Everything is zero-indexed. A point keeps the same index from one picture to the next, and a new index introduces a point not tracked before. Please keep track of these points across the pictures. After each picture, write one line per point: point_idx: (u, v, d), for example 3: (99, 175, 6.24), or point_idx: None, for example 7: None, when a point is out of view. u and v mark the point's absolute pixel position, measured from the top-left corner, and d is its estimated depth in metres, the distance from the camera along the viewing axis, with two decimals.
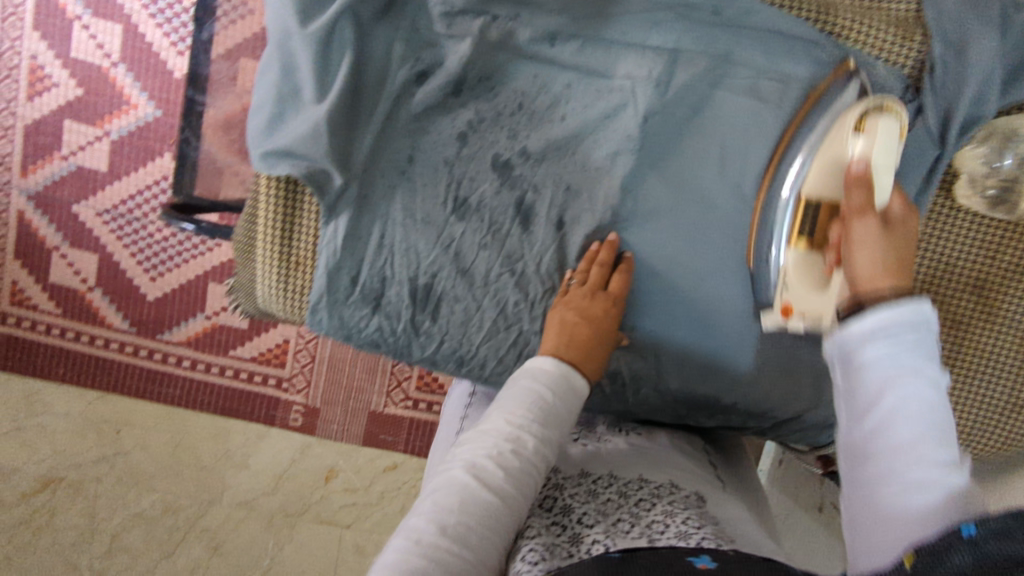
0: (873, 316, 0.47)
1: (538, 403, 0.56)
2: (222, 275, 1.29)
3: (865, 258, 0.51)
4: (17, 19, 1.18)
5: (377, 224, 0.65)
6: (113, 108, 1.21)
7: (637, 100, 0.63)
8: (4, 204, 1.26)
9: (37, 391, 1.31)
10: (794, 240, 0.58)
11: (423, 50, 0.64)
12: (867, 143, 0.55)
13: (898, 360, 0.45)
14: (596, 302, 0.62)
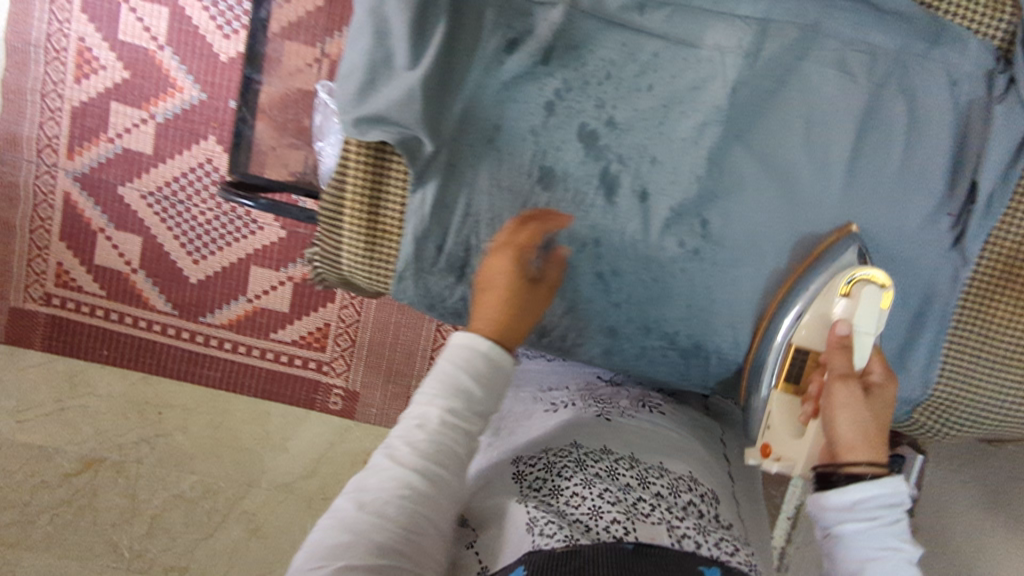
0: (850, 490, 0.50)
1: (448, 377, 0.50)
2: (265, 257, 1.30)
3: (846, 426, 0.52)
4: (65, 2, 1.19)
5: (463, 192, 0.57)
6: (159, 90, 1.22)
7: (725, 71, 0.54)
8: (49, 185, 1.25)
9: (81, 371, 1.33)
10: (780, 385, 0.59)
11: (517, 15, 0.54)
12: (850, 308, 0.56)
13: (873, 539, 0.48)
14: (508, 263, 0.53)
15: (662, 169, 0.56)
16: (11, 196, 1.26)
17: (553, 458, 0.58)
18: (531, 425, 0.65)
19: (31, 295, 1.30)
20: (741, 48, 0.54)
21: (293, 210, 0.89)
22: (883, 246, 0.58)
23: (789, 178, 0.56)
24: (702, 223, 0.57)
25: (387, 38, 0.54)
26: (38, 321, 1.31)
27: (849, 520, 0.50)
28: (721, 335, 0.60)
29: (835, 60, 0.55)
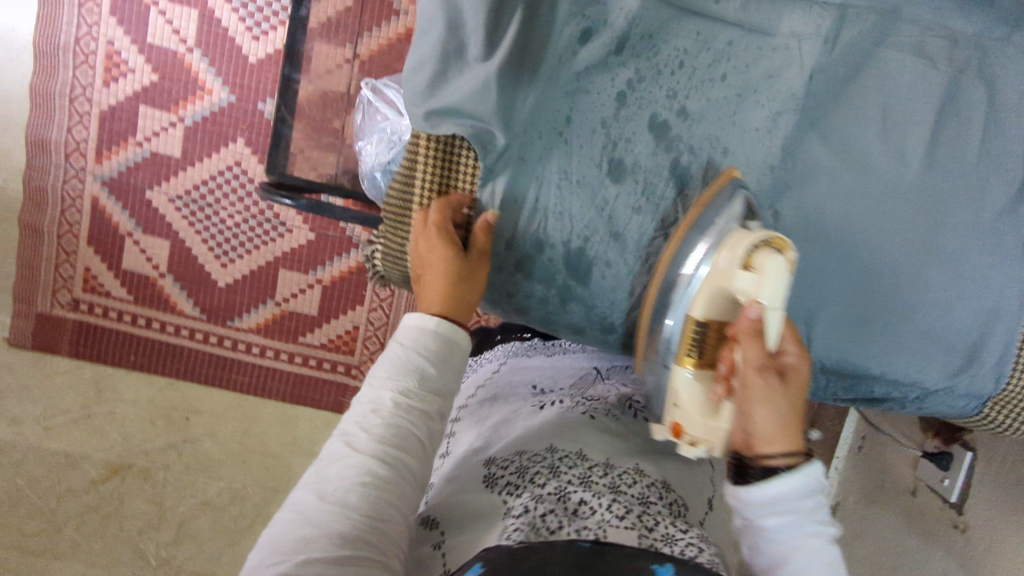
0: (769, 483, 0.46)
1: (400, 359, 0.51)
2: (294, 260, 1.29)
3: (764, 423, 0.46)
4: (94, 5, 1.18)
5: (533, 186, 0.55)
6: (188, 93, 1.21)
7: (803, 59, 0.54)
8: (77, 189, 1.24)
9: (108, 379, 1.31)
10: (684, 361, 0.51)
11: (590, 4, 0.53)
12: (756, 282, 0.47)
13: (797, 530, 0.45)
14: (439, 243, 0.55)
15: (735, 160, 0.55)
16: (38, 201, 1.24)
17: (529, 467, 0.55)
18: (513, 423, 0.62)
19: (58, 300, 1.28)
20: (822, 34, 0.54)
21: (336, 208, 0.88)
22: (956, 236, 0.57)
23: (862, 167, 0.56)
24: (775, 214, 0.56)
25: (460, 30, 0.54)
26: (65, 327, 1.29)
27: (768, 514, 0.46)
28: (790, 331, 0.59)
29: (912, 47, 0.55)
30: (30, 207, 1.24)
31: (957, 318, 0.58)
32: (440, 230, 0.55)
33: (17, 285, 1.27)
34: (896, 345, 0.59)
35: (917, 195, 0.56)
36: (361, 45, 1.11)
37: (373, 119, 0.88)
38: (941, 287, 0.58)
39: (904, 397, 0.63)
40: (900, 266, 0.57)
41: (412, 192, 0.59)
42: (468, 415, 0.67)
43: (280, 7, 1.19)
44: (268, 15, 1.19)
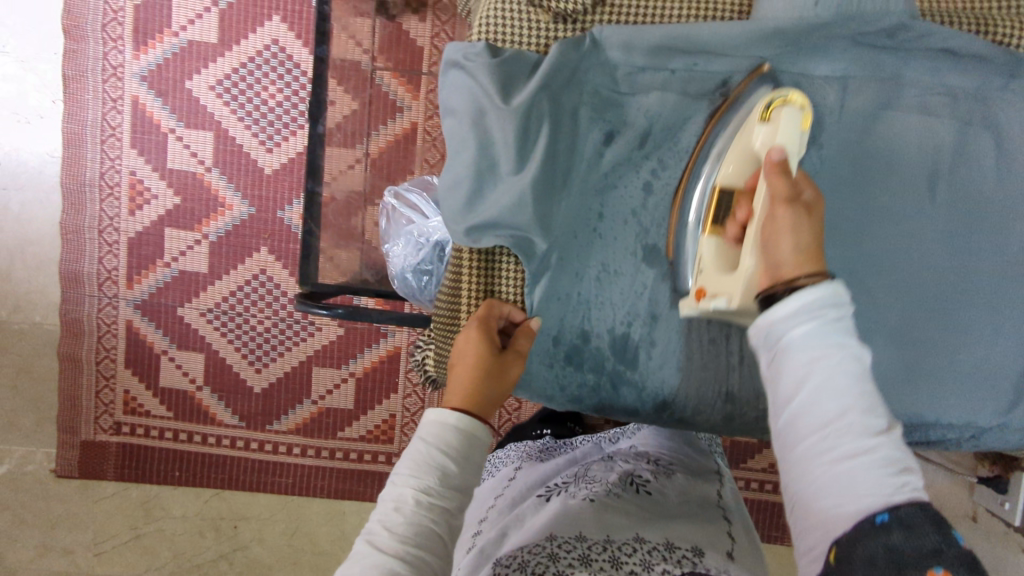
0: (795, 298, 0.47)
1: (422, 451, 0.51)
2: (326, 357, 1.31)
3: (789, 243, 0.49)
4: (115, 139, 1.23)
5: (571, 278, 0.64)
6: (210, 211, 1.26)
7: (815, 130, 0.61)
8: (111, 316, 1.27)
9: (153, 497, 1.31)
10: (711, 226, 0.58)
11: (610, 109, 0.63)
12: (771, 132, 0.54)
13: (823, 337, 0.46)
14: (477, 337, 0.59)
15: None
16: (74, 330, 1.27)
17: (528, 561, 0.53)
18: (523, 522, 0.63)
19: (101, 426, 1.30)
20: (834, 102, 0.61)
21: (373, 312, 0.91)
22: (983, 274, 0.60)
23: (886, 220, 0.60)
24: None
25: (492, 148, 0.61)
26: (109, 452, 1.30)
27: (795, 327, 0.47)
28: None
29: (917, 105, 0.60)
30: (67, 338, 1.27)
31: (1004, 349, 0.61)
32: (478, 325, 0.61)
33: (60, 417, 1.29)
34: (949, 387, 0.61)
35: (945, 238, 0.60)
36: (371, 143, 1.14)
37: (400, 223, 0.92)
38: (981, 324, 0.61)
39: (960, 437, 0.64)
40: (940, 305, 0.61)
41: (459, 303, 0.66)
42: (488, 525, 0.67)
43: (291, 119, 1.24)
44: (280, 127, 1.24)
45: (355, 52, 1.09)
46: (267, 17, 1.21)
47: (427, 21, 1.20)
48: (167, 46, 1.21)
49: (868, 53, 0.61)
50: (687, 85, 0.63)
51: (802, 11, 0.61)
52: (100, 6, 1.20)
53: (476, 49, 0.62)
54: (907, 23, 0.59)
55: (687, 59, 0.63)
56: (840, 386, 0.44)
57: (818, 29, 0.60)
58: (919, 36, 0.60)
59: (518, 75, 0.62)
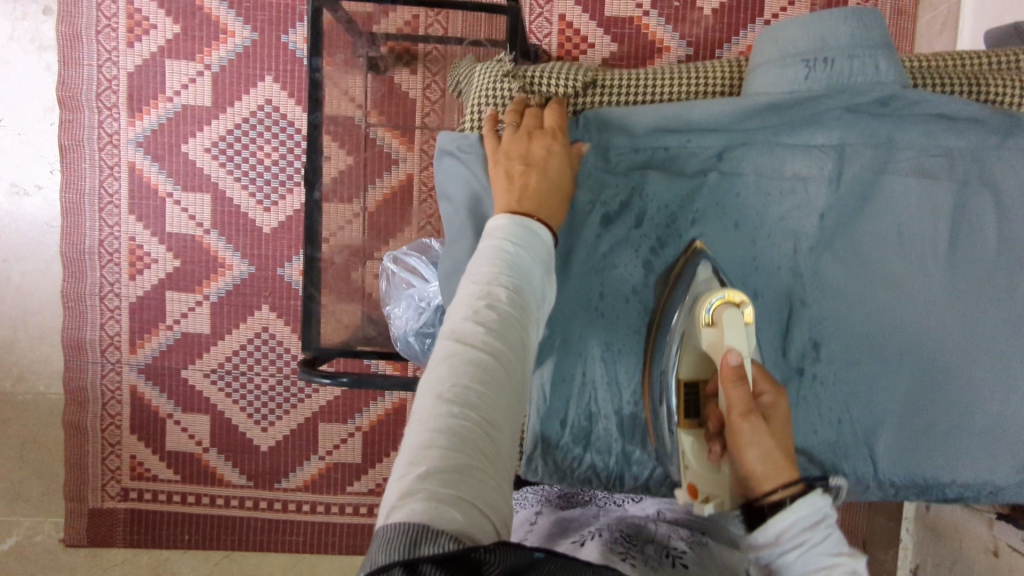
0: (772, 521, 0.45)
1: (505, 250, 0.48)
2: (331, 413, 1.30)
3: (759, 457, 0.49)
4: (113, 206, 1.23)
5: (576, 359, 0.65)
6: (210, 272, 1.25)
7: (813, 198, 0.63)
8: (115, 382, 1.27)
9: (164, 562, 1.30)
10: (682, 426, 0.56)
11: (605, 192, 0.64)
12: (719, 333, 0.55)
13: (813, 564, 0.44)
14: (553, 137, 0.60)
15: (765, 302, 0.64)
16: (78, 398, 1.27)
17: None
18: None
19: (108, 493, 1.29)
20: (825, 175, 0.63)
21: (377, 378, 0.90)
22: (988, 335, 0.61)
23: (887, 284, 0.62)
24: (815, 345, 0.64)
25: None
26: (117, 518, 1.29)
27: (784, 557, 0.45)
28: (854, 456, 0.64)
29: (915, 168, 0.62)
30: (72, 407, 1.27)
31: (1017, 407, 0.61)
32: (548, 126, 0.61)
33: (67, 486, 1.28)
34: (962, 450, 0.62)
35: (952, 297, 0.61)
36: (369, 197, 1.13)
37: (400, 285, 0.92)
38: (992, 382, 0.61)
39: (978, 494, 0.64)
40: (948, 363, 0.61)
41: None
42: None
43: (288, 176, 1.23)
44: (277, 185, 1.24)
45: (349, 105, 1.06)
46: (260, 78, 1.21)
47: (418, 73, 1.20)
48: (162, 112, 1.21)
49: (859, 121, 0.63)
50: (682, 163, 0.65)
51: (793, 86, 0.63)
52: (94, 75, 1.20)
53: (469, 141, 0.64)
54: (897, 93, 0.61)
55: (678, 137, 0.65)
56: None
57: (813, 100, 0.62)
58: (911, 103, 0.62)
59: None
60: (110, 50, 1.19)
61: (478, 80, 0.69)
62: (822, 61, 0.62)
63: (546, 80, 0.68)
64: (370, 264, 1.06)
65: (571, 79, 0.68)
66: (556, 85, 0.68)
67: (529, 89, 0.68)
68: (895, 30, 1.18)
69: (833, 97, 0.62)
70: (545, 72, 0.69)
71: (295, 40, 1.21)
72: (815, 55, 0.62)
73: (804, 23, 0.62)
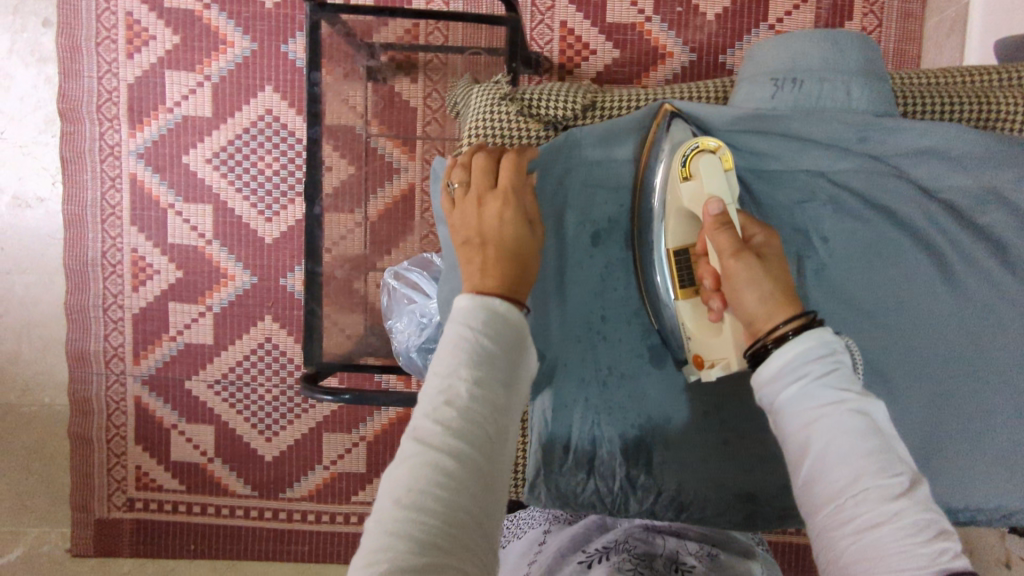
0: (777, 354, 0.47)
1: (467, 338, 0.46)
2: (335, 423, 1.30)
3: (752, 297, 0.49)
4: (115, 217, 1.23)
5: (575, 386, 0.64)
6: (212, 282, 1.25)
7: (816, 224, 0.64)
8: (119, 393, 1.27)
9: (171, 571, 1.30)
10: (680, 293, 0.58)
11: (594, 210, 0.65)
12: (699, 184, 0.56)
13: (815, 396, 0.45)
14: (509, 205, 0.56)
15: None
16: (83, 410, 1.27)
17: None
18: None
19: (114, 503, 1.29)
20: (824, 196, 0.64)
21: (379, 395, 0.90)
22: (995, 355, 0.61)
23: (893, 308, 0.62)
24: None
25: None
26: (124, 528, 1.30)
27: (784, 390, 0.46)
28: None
29: (914, 192, 0.63)
30: (77, 418, 1.27)
31: None
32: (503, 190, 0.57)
33: (73, 497, 1.28)
34: (972, 474, 0.61)
35: (954, 317, 0.61)
36: (370, 206, 1.12)
37: (400, 301, 0.91)
38: (1000, 401, 0.60)
39: (992, 517, 0.63)
40: (956, 382, 0.61)
41: None
42: None
43: (289, 186, 1.23)
44: (278, 196, 1.23)
45: (349, 114, 1.05)
46: (260, 88, 1.21)
47: (419, 82, 1.18)
48: (162, 123, 1.21)
49: (848, 154, 0.64)
50: None
51: (761, 103, 0.66)
52: (94, 87, 1.20)
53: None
54: (873, 125, 0.63)
55: None
56: (846, 441, 0.43)
57: (795, 113, 0.65)
58: (893, 133, 0.64)
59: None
60: (109, 62, 1.19)
61: (475, 104, 0.69)
62: (790, 80, 0.65)
63: (544, 104, 0.68)
64: (372, 276, 1.06)
65: (570, 103, 0.68)
66: (556, 108, 0.68)
67: (527, 113, 0.68)
68: (903, 34, 1.16)
69: (800, 116, 0.64)
70: (544, 95, 0.68)
71: (294, 49, 1.20)
72: (784, 75, 0.66)
73: (779, 43, 0.66)
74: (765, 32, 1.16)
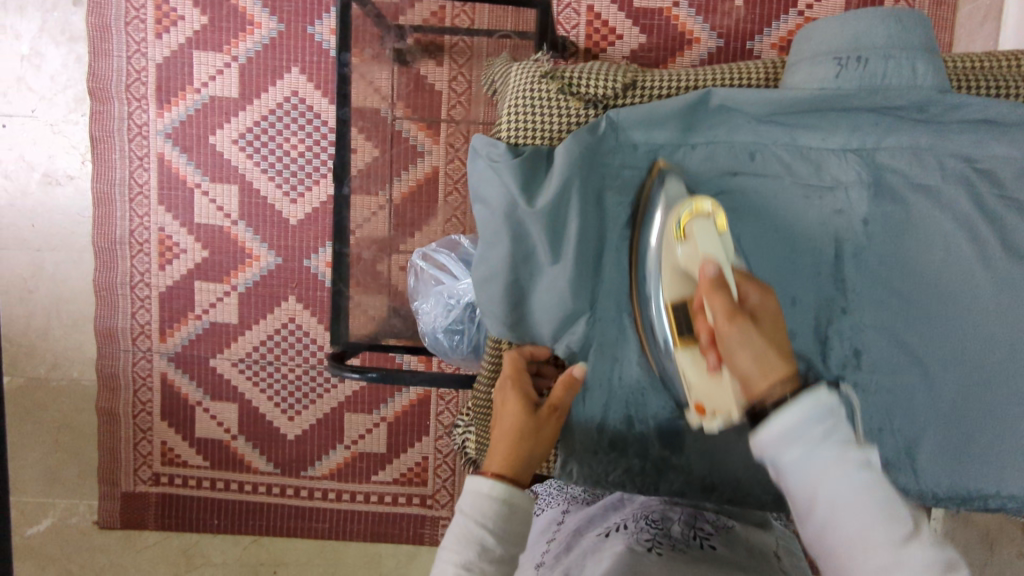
0: (780, 420, 0.43)
1: (475, 538, 0.50)
2: (356, 404, 1.31)
3: (748, 363, 0.47)
4: (143, 196, 1.25)
5: (610, 361, 0.66)
6: (238, 262, 1.27)
7: (854, 207, 0.63)
8: (146, 369, 1.30)
9: (195, 545, 1.33)
10: (679, 344, 0.57)
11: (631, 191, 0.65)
12: (693, 247, 0.55)
13: (820, 458, 0.42)
14: (508, 398, 0.60)
15: (803, 307, 0.64)
16: (111, 385, 1.30)
17: None
18: (586, 563, 0.60)
19: (140, 477, 1.32)
20: (865, 179, 0.63)
21: (406, 374, 0.91)
22: None
23: (931, 291, 0.62)
24: (855, 354, 0.64)
25: (526, 240, 0.62)
26: (149, 502, 1.32)
27: (788, 455, 0.43)
28: (894, 465, 0.64)
29: (959, 173, 0.62)
30: (104, 393, 1.30)
31: None
32: (506, 379, 0.62)
33: (101, 470, 1.31)
34: (998, 459, 0.62)
35: (999, 299, 0.61)
36: (394, 189, 1.12)
37: (428, 282, 0.92)
38: None
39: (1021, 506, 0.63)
40: (994, 367, 0.61)
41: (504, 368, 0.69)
42: (546, 561, 0.65)
43: (314, 167, 1.24)
44: (304, 177, 1.24)
45: (375, 97, 1.04)
46: (286, 69, 1.21)
47: (444, 65, 1.19)
48: (190, 103, 1.22)
49: (900, 129, 0.63)
50: (714, 159, 0.64)
51: (823, 84, 0.63)
52: (123, 66, 1.21)
53: (499, 149, 0.63)
54: (936, 99, 0.61)
55: (706, 134, 0.64)
56: (856, 499, 0.41)
57: (851, 95, 0.62)
58: (952, 108, 0.62)
59: (539, 171, 0.63)
60: (138, 41, 1.20)
61: (515, 81, 0.68)
62: (854, 60, 0.62)
63: (584, 81, 0.66)
64: (397, 258, 1.06)
65: (611, 81, 0.66)
66: (595, 86, 0.66)
67: (567, 90, 0.66)
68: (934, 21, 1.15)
69: (863, 95, 0.62)
70: (585, 73, 0.67)
71: (321, 31, 1.20)
72: (847, 54, 0.62)
73: (838, 24, 0.63)
74: (795, 18, 1.15)
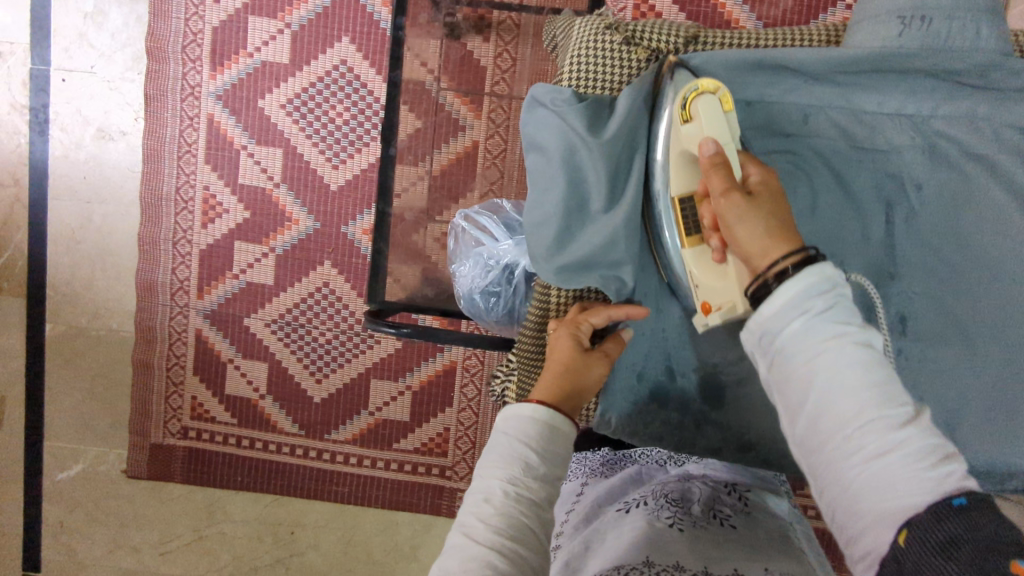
0: (780, 291, 0.48)
1: (519, 455, 0.53)
2: (384, 370, 1.33)
3: (744, 233, 0.51)
4: (190, 154, 1.28)
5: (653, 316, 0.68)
6: (278, 225, 1.30)
7: (910, 170, 0.66)
8: (182, 324, 1.33)
9: (216, 501, 1.35)
10: (686, 242, 0.60)
11: None
12: (699, 126, 0.58)
13: (817, 334, 0.46)
14: (564, 341, 0.62)
15: (850, 269, 0.66)
16: (148, 337, 1.33)
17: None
18: (605, 539, 0.62)
19: (169, 430, 1.35)
20: (920, 143, 0.65)
21: (440, 332, 0.93)
22: None
23: (979, 260, 0.65)
24: (902, 320, 0.66)
25: (583, 184, 0.64)
26: (176, 455, 1.35)
27: (785, 329, 0.48)
28: None
29: (1013, 145, 0.64)
30: (142, 344, 1.34)
31: None
32: (567, 322, 0.64)
33: (132, 421, 1.35)
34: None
35: None
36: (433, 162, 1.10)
37: (468, 244, 0.94)
38: None
39: None
40: None
41: (550, 305, 0.70)
42: (567, 537, 0.68)
43: (357, 137, 1.27)
44: (347, 145, 1.27)
45: (423, 70, 1.05)
46: (337, 38, 1.24)
47: (490, 41, 1.22)
48: (242, 67, 1.26)
49: (956, 97, 0.65)
50: (778, 114, 0.67)
51: (886, 41, 0.64)
52: (181, 28, 1.24)
53: (564, 96, 0.66)
54: (997, 63, 0.63)
55: (769, 92, 0.66)
56: (853, 378, 0.44)
57: (912, 57, 0.64)
58: (1011, 75, 0.63)
59: (601, 119, 0.66)
60: (197, 4, 1.24)
61: (577, 34, 0.70)
62: (918, 19, 0.63)
63: (646, 33, 0.69)
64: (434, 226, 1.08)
65: (673, 35, 0.69)
66: (659, 39, 0.69)
67: (631, 42, 0.69)
68: None
69: (925, 56, 0.63)
70: (648, 27, 0.70)
71: (374, 4, 1.23)
72: (911, 13, 0.64)
73: None
74: (842, 12, 1.16)
